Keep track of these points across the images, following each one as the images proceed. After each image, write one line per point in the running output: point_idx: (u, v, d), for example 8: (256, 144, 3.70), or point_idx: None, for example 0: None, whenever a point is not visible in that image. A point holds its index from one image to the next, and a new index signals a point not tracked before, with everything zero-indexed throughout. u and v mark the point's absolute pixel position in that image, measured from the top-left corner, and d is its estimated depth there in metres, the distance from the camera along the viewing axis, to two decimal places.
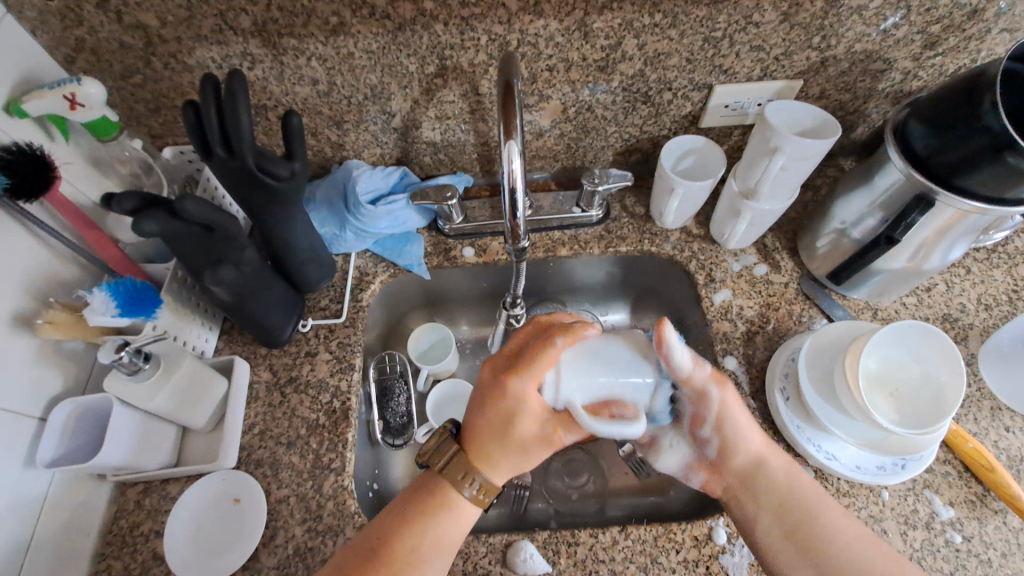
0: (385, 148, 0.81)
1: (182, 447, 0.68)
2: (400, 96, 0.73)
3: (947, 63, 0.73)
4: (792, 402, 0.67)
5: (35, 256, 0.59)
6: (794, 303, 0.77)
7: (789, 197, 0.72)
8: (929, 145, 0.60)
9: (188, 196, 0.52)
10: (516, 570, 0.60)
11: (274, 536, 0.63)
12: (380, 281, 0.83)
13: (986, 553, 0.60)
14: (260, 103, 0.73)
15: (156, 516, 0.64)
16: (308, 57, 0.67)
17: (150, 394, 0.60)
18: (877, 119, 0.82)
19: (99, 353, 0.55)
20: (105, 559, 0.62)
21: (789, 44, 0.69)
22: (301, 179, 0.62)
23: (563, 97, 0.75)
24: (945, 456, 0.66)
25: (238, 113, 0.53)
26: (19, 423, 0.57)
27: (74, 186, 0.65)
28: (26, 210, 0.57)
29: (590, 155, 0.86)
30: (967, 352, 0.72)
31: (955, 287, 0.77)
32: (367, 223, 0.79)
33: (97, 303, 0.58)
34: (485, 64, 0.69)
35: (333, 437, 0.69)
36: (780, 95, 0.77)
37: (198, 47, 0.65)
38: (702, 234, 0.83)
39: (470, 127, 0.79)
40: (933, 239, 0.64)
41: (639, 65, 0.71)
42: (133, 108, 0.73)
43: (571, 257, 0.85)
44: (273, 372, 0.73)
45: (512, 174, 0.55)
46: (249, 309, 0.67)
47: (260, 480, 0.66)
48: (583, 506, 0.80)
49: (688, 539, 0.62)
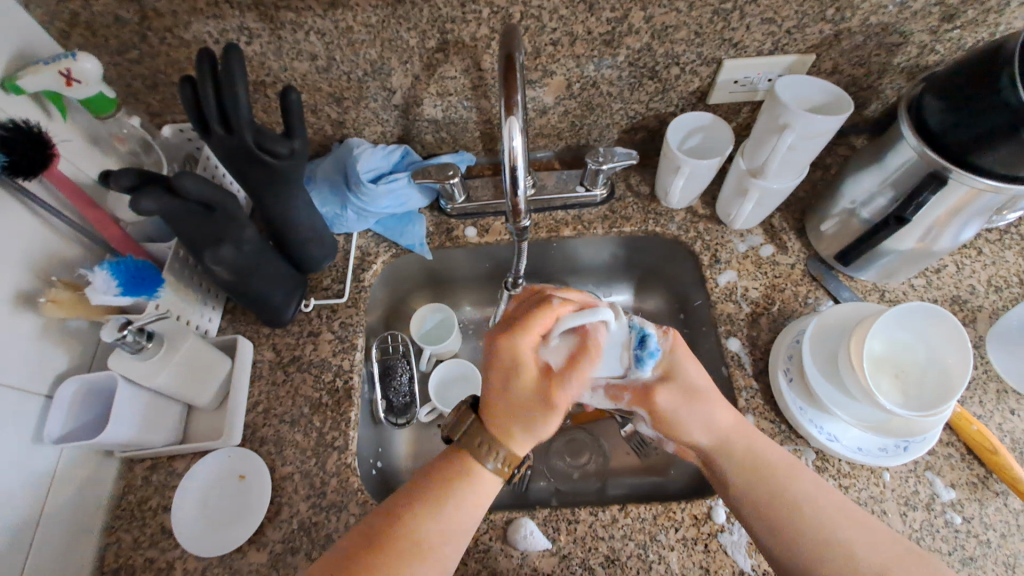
0: (386, 125, 0.80)
1: (188, 425, 0.69)
2: (400, 71, 0.71)
3: (966, 37, 0.71)
4: (795, 383, 0.66)
5: (36, 235, 0.59)
6: (800, 284, 0.76)
7: (797, 175, 0.70)
8: (944, 121, 0.58)
9: (186, 172, 0.51)
10: (517, 546, 0.61)
11: (279, 511, 0.64)
12: (383, 261, 0.82)
13: (985, 534, 0.60)
14: (259, 79, 0.72)
15: (164, 491, 0.65)
16: (306, 31, 0.65)
17: (153, 372, 0.60)
18: (892, 95, 0.79)
19: (101, 330, 0.55)
20: (115, 532, 0.63)
21: (802, 16, 0.67)
22: (301, 157, 0.61)
23: (568, 73, 0.73)
24: (949, 438, 0.66)
25: (236, 89, 0.52)
26: (26, 400, 0.58)
27: (74, 164, 0.64)
28: (26, 188, 0.57)
29: (595, 133, 0.84)
30: (975, 335, 0.71)
31: (965, 269, 0.76)
32: (369, 203, 0.78)
33: (97, 282, 0.57)
34: (487, 38, 0.68)
35: (336, 415, 0.69)
36: (792, 70, 0.74)
37: (194, 21, 0.64)
38: (708, 214, 0.82)
39: (473, 104, 0.77)
40: (945, 219, 0.62)
41: (646, 39, 0.69)
42: (131, 85, 0.72)
43: (575, 237, 0.84)
44: (277, 351, 0.74)
45: (513, 152, 0.54)
46: (251, 288, 0.66)
47: (265, 457, 0.67)
48: (584, 485, 0.80)
49: (687, 518, 0.62)
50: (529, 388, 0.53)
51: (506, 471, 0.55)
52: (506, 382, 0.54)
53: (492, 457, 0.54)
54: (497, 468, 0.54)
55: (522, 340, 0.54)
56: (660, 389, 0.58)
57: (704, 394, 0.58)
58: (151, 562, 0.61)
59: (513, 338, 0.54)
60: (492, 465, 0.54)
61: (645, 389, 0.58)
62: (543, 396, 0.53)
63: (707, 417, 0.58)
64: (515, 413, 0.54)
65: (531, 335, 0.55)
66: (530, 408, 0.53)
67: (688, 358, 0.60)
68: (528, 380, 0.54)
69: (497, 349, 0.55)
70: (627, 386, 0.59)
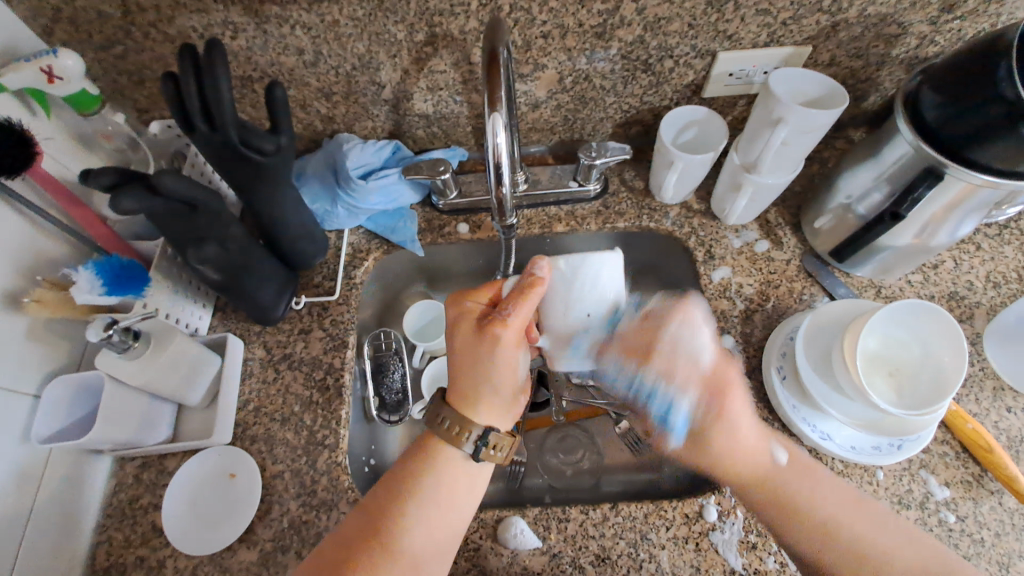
0: (377, 121, 0.79)
1: (178, 424, 0.69)
2: (389, 66, 0.70)
3: (966, 28, 0.69)
4: (788, 380, 0.66)
5: (20, 234, 0.59)
6: (795, 280, 0.75)
7: (792, 169, 0.69)
8: (941, 114, 0.57)
9: (166, 171, 0.50)
10: (506, 545, 0.61)
11: (270, 509, 0.64)
12: (374, 258, 0.82)
13: (979, 533, 0.60)
14: (246, 75, 0.71)
15: (155, 490, 0.65)
16: (292, 25, 0.64)
17: (140, 371, 0.60)
18: (890, 87, 0.78)
19: (87, 329, 0.54)
20: (106, 531, 0.63)
21: (797, 7, 0.65)
22: (288, 154, 0.61)
23: (559, 66, 0.72)
24: (943, 435, 0.65)
25: (218, 85, 0.51)
26: (13, 400, 0.58)
27: (58, 162, 0.64)
28: (9, 187, 0.56)
29: (589, 128, 0.83)
30: (972, 331, 0.70)
31: (964, 265, 0.75)
32: (359, 199, 0.77)
33: (82, 281, 0.57)
34: (476, 31, 0.66)
35: (326, 413, 0.69)
36: (788, 63, 0.73)
37: (179, 16, 0.63)
38: (703, 209, 0.81)
39: (464, 98, 0.76)
40: (942, 215, 0.61)
41: (638, 31, 0.68)
42: (117, 80, 0.71)
43: (568, 233, 0.83)
44: (267, 349, 0.73)
45: (497, 148, 0.53)
46: (240, 286, 0.66)
47: (256, 456, 0.67)
48: (578, 482, 0.80)
49: (678, 516, 0.62)
50: (469, 337, 0.56)
51: (494, 455, 0.55)
52: (453, 337, 0.58)
53: (466, 440, 0.54)
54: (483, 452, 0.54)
55: (469, 297, 0.59)
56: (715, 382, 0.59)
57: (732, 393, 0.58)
58: (142, 560, 0.61)
59: (461, 296, 0.59)
60: (467, 448, 0.54)
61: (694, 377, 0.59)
62: (480, 342, 0.55)
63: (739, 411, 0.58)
64: (461, 366, 0.56)
65: (480, 293, 0.59)
66: (472, 359, 0.56)
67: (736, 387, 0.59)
68: (468, 330, 0.57)
69: (447, 311, 0.60)
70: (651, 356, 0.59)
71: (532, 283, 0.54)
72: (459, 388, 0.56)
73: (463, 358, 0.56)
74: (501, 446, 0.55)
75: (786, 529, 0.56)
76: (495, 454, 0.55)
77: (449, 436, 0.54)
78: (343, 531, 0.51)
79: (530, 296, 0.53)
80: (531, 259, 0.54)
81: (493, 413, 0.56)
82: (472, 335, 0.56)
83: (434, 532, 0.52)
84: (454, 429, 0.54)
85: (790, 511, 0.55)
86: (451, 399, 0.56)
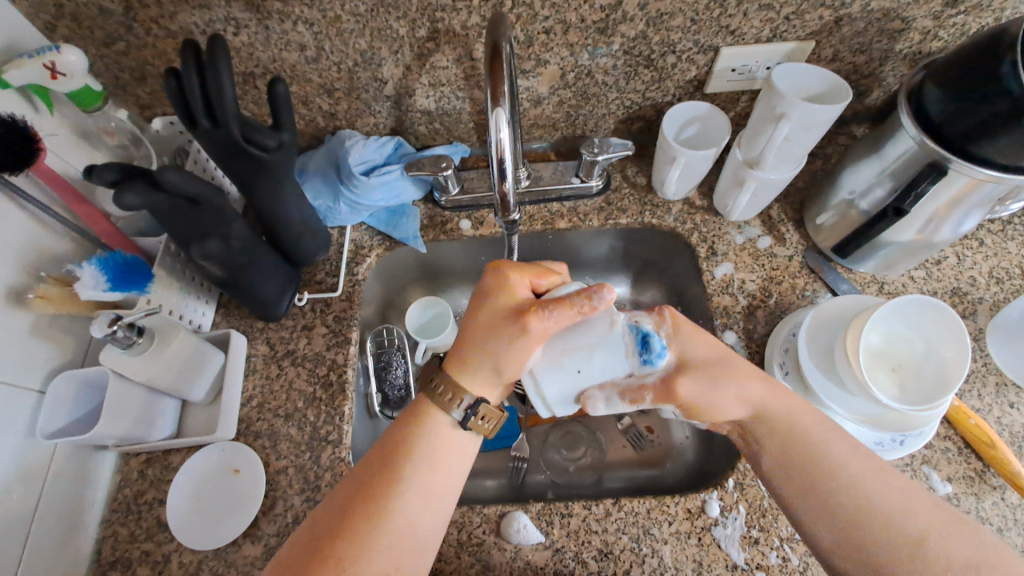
0: (379, 117, 0.79)
1: (182, 420, 0.69)
2: (391, 62, 0.70)
3: (969, 22, 0.69)
4: (790, 377, 0.66)
5: (24, 230, 0.59)
6: (798, 276, 0.75)
7: (795, 165, 0.69)
8: (944, 109, 0.57)
9: (169, 166, 0.51)
10: (510, 540, 0.61)
11: (274, 505, 0.64)
12: (376, 255, 0.82)
13: (981, 528, 0.60)
14: (248, 71, 0.71)
15: (159, 485, 0.66)
16: (294, 21, 0.64)
17: (144, 367, 0.60)
18: (893, 83, 0.77)
19: (91, 325, 0.54)
20: (111, 526, 0.64)
21: (800, 1, 0.65)
22: (291, 150, 0.61)
23: (562, 62, 0.71)
24: (946, 431, 0.65)
25: (220, 81, 0.51)
26: (19, 397, 0.58)
27: (61, 158, 0.64)
28: (13, 183, 0.56)
29: (591, 124, 0.83)
30: (975, 327, 0.70)
31: (967, 260, 0.74)
32: (362, 195, 0.77)
33: (86, 278, 0.57)
34: (479, 26, 0.66)
35: (329, 409, 0.69)
36: (791, 58, 0.73)
37: (180, 12, 0.63)
38: (705, 205, 0.81)
39: (466, 94, 0.76)
40: (945, 210, 0.61)
41: (641, 27, 0.67)
42: (119, 77, 0.71)
43: (571, 229, 0.83)
44: (271, 345, 0.74)
45: (500, 144, 0.53)
46: (243, 283, 0.66)
47: (260, 451, 0.67)
48: (580, 478, 0.80)
49: (681, 511, 0.62)
50: (501, 314, 0.54)
51: (483, 424, 0.54)
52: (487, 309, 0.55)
53: (457, 406, 0.54)
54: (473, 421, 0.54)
55: (515, 276, 0.56)
56: (681, 378, 0.54)
57: (728, 371, 0.56)
58: (147, 555, 0.62)
59: (506, 271, 0.57)
60: (456, 413, 0.54)
61: (666, 382, 0.54)
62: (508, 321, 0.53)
63: (737, 391, 0.56)
64: (478, 338, 0.55)
65: (526, 276, 0.57)
66: (494, 332, 0.54)
67: (692, 337, 0.57)
68: (502, 305, 0.55)
69: (484, 280, 0.58)
70: (646, 385, 0.54)
71: (585, 308, 0.51)
72: (462, 354, 0.55)
73: (482, 332, 0.54)
74: (489, 418, 0.54)
75: (802, 493, 0.53)
76: (485, 424, 0.54)
77: (439, 401, 0.54)
78: (345, 490, 0.51)
79: (573, 314, 0.52)
80: (600, 287, 0.51)
81: (486, 389, 0.56)
82: (505, 315, 0.54)
83: (428, 495, 0.52)
84: (446, 394, 0.54)
85: (803, 475, 0.53)
86: (448, 364, 0.56)
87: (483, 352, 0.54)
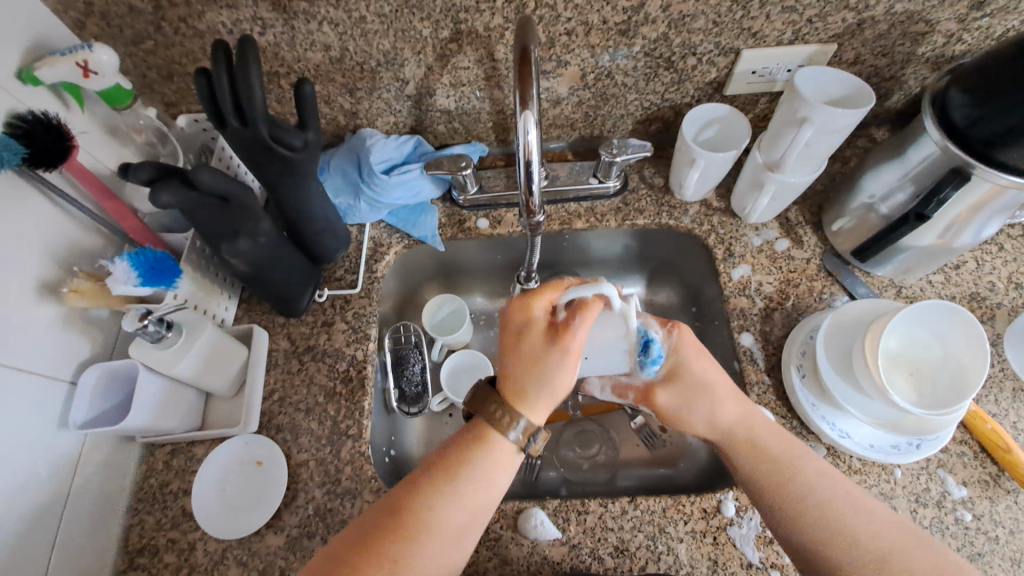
0: (399, 116, 0.80)
1: (206, 412, 0.71)
2: (413, 62, 0.71)
3: (994, 26, 0.69)
4: (807, 379, 0.66)
5: (57, 226, 0.60)
6: (815, 279, 0.75)
7: (815, 169, 0.69)
8: (969, 115, 0.57)
9: (203, 166, 0.52)
10: (527, 535, 0.63)
11: (295, 497, 0.65)
12: (395, 252, 0.83)
13: (994, 531, 0.60)
14: (273, 70, 0.72)
15: (184, 475, 0.67)
16: (319, 22, 0.65)
17: (171, 361, 0.61)
18: (915, 86, 0.77)
19: (123, 320, 0.56)
20: (138, 514, 0.65)
21: (824, 4, 0.65)
22: (316, 149, 0.61)
23: (582, 63, 0.72)
24: (962, 436, 0.65)
25: (250, 82, 0.52)
26: (51, 386, 0.59)
27: (91, 155, 0.65)
28: (47, 180, 0.58)
29: (609, 125, 0.83)
30: (993, 332, 0.70)
31: (986, 265, 0.74)
32: (381, 194, 0.79)
33: (119, 273, 0.59)
34: (501, 28, 0.67)
35: (349, 404, 0.71)
36: (813, 61, 0.73)
37: (208, 12, 0.64)
38: (722, 207, 0.81)
39: (486, 94, 0.76)
40: (965, 216, 0.61)
41: (662, 29, 0.68)
42: (147, 75, 0.72)
43: (588, 229, 0.83)
44: (291, 340, 0.75)
45: (527, 146, 0.54)
46: (267, 279, 0.67)
47: (281, 444, 0.68)
48: (594, 476, 0.81)
49: (696, 511, 0.63)
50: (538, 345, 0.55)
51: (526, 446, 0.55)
52: (516, 342, 0.56)
53: (512, 428, 0.54)
54: (518, 442, 0.55)
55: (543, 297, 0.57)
56: (660, 389, 0.60)
57: (711, 388, 0.59)
58: (173, 543, 0.63)
59: (525, 304, 0.57)
60: (514, 437, 0.54)
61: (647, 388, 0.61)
62: (556, 354, 0.54)
63: (711, 412, 0.58)
64: (526, 367, 0.54)
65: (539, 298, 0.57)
66: (539, 367, 0.54)
67: (698, 357, 0.59)
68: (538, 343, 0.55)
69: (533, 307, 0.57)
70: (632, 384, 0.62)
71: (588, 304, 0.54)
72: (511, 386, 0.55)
73: (519, 354, 0.55)
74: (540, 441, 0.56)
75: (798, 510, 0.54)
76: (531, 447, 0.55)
77: (497, 423, 0.54)
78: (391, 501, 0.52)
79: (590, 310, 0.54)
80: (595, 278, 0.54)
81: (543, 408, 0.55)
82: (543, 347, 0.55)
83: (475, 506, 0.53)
84: (506, 418, 0.54)
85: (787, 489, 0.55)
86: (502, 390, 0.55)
87: (541, 383, 0.54)
